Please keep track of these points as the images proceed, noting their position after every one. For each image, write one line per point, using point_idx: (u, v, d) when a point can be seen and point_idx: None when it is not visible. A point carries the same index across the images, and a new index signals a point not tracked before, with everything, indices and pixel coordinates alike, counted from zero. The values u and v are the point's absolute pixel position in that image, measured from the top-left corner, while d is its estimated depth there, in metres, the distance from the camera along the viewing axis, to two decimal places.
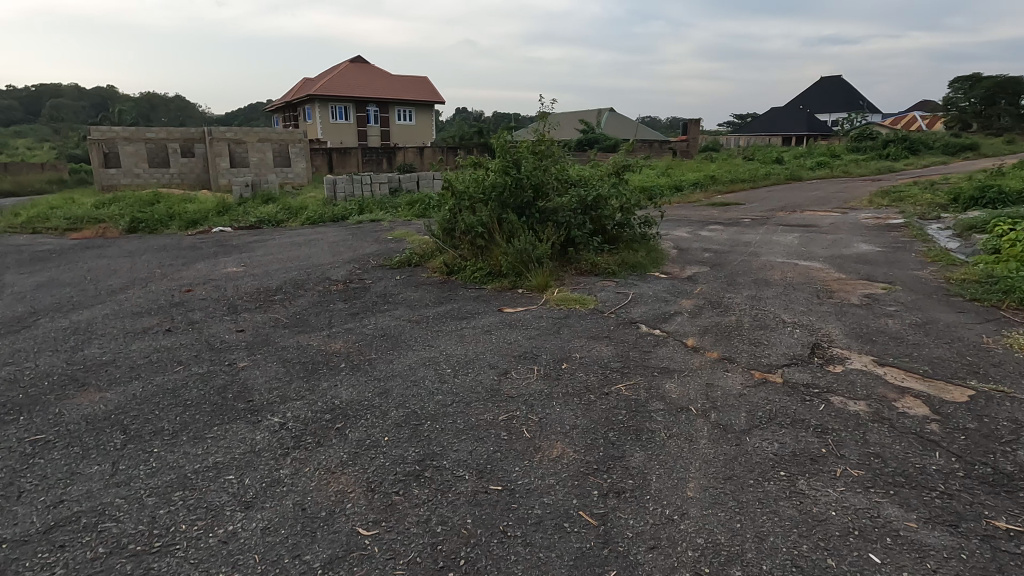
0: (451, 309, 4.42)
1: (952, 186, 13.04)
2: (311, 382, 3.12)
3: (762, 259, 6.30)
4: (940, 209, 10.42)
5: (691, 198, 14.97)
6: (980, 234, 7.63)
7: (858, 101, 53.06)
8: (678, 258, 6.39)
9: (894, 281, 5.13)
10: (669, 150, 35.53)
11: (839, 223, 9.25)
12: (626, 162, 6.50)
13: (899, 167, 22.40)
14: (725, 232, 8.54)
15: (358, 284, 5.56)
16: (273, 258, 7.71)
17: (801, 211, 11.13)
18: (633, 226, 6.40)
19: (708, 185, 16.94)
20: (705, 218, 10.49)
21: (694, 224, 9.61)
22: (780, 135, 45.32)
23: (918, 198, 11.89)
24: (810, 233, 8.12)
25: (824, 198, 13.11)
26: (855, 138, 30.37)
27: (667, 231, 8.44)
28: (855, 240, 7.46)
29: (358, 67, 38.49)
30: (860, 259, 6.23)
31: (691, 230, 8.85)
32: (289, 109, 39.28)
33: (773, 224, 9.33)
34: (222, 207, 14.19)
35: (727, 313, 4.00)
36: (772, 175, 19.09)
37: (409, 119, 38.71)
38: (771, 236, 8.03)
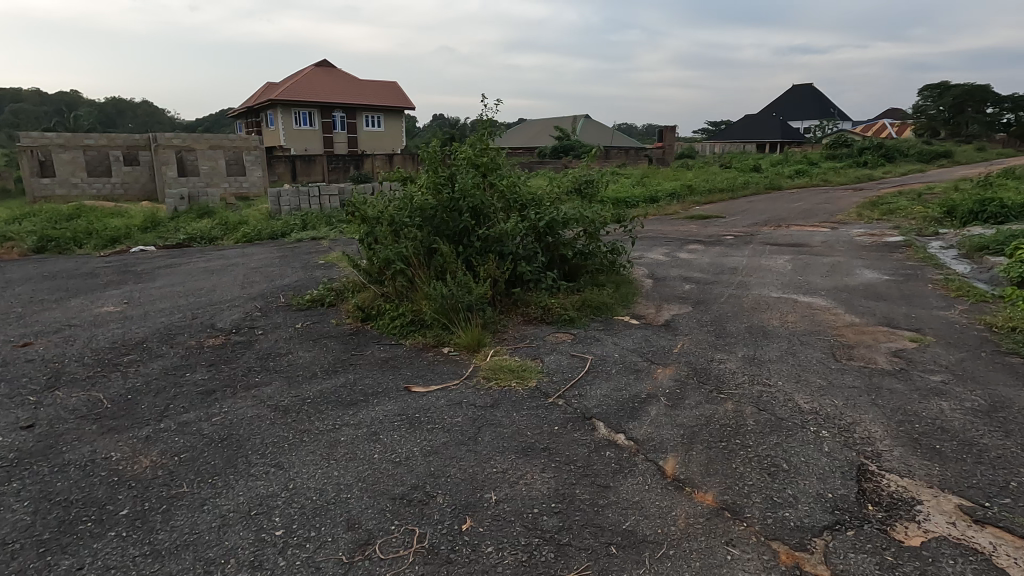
0: (342, 385, 3.21)
1: (941, 197, 12.31)
2: (46, 559, 1.87)
3: (753, 293, 5.24)
4: (936, 224, 9.56)
5: (668, 209, 14.01)
6: (993, 257, 6.71)
7: (830, 109, 53.47)
8: (652, 293, 5.29)
9: (921, 329, 4.11)
10: (644, 158, 34.90)
11: (831, 241, 8.30)
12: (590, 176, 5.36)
13: (878, 175, 21.87)
14: (706, 254, 7.49)
15: (245, 336, 4.33)
16: (171, 291, 6.38)
17: (786, 226, 10.19)
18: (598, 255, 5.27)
19: (687, 196, 15.97)
20: (683, 236, 9.47)
21: (671, 243, 8.57)
22: (755, 143, 45.14)
23: (909, 211, 11.06)
24: (802, 256, 7.12)
25: (808, 211, 12.23)
26: (830, 146, 30.08)
27: (640, 254, 7.37)
28: (856, 264, 6.48)
29: (324, 72, 37.07)
30: (868, 292, 5.22)
31: (668, 251, 7.79)
32: (252, 115, 37.58)
33: (758, 243, 8.33)
34: (151, 222, 12.73)
35: (717, 394, 2.87)
36: (752, 184, 18.28)
37: (378, 125, 37.41)
38: (759, 259, 7.01)
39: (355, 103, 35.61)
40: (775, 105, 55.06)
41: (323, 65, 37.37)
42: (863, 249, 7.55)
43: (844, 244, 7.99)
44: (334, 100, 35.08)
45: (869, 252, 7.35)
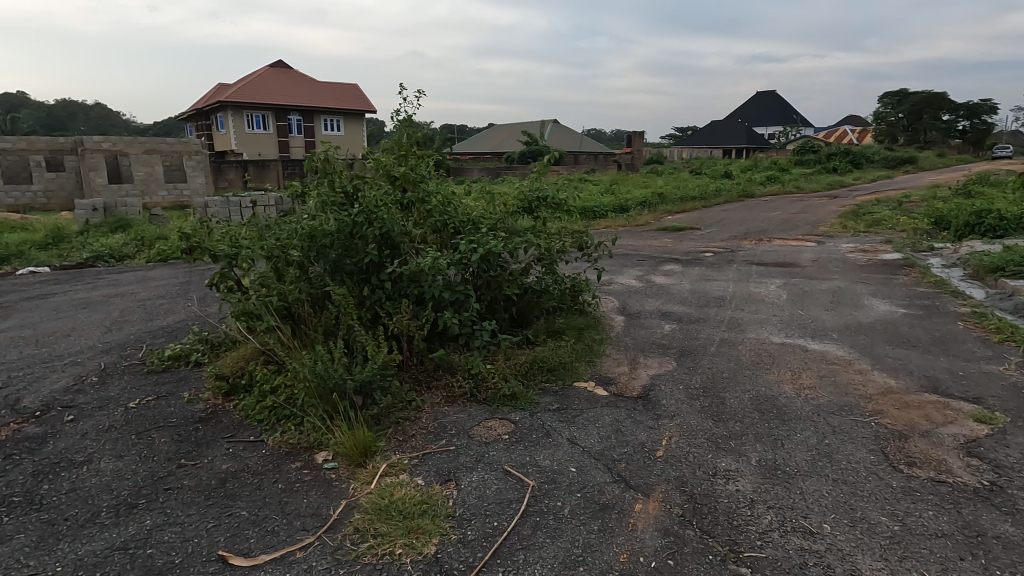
0: (123, 547, 1.95)
1: (924, 206, 11.66)
2: None
3: (750, 338, 4.18)
4: (929, 237, 8.77)
5: (639, 220, 13.05)
6: (1011, 281, 5.84)
7: (793, 116, 54.11)
8: (623, 339, 4.17)
9: (981, 397, 3.08)
10: (614, 163, 34.21)
11: (822, 259, 7.37)
12: (547, 190, 4.18)
13: (849, 181, 21.43)
14: (685, 279, 6.44)
15: (45, 425, 2.98)
16: (13, 336, 4.95)
17: (768, 240, 9.26)
18: (554, 291, 4.11)
19: (658, 205, 15.04)
20: (656, 253, 8.45)
21: (644, 263, 7.52)
22: (722, 149, 45.04)
23: (894, 222, 10.29)
24: (796, 280, 6.14)
25: (787, 221, 11.39)
26: (798, 151, 29.86)
27: (608, 280, 6.29)
28: (861, 292, 5.52)
29: (280, 73, 35.34)
30: (889, 334, 4.22)
31: (640, 274, 6.72)
32: (202, 117, 35.45)
33: (742, 262, 7.34)
34: (54, 237, 11.08)
35: (735, 572, 1.73)
36: (724, 192, 17.52)
37: (338, 129, 35.84)
38: (747, 285, 5.99)
39: (313, 106, 33.97)
40: (741, 111, 55.34)
41: (278, 65, 35.63)
42: (861, 270, 6.61)
43: (838, 263, 7.07)
44: (291, 102, 33.38)
45: (870, 273, 6.41)
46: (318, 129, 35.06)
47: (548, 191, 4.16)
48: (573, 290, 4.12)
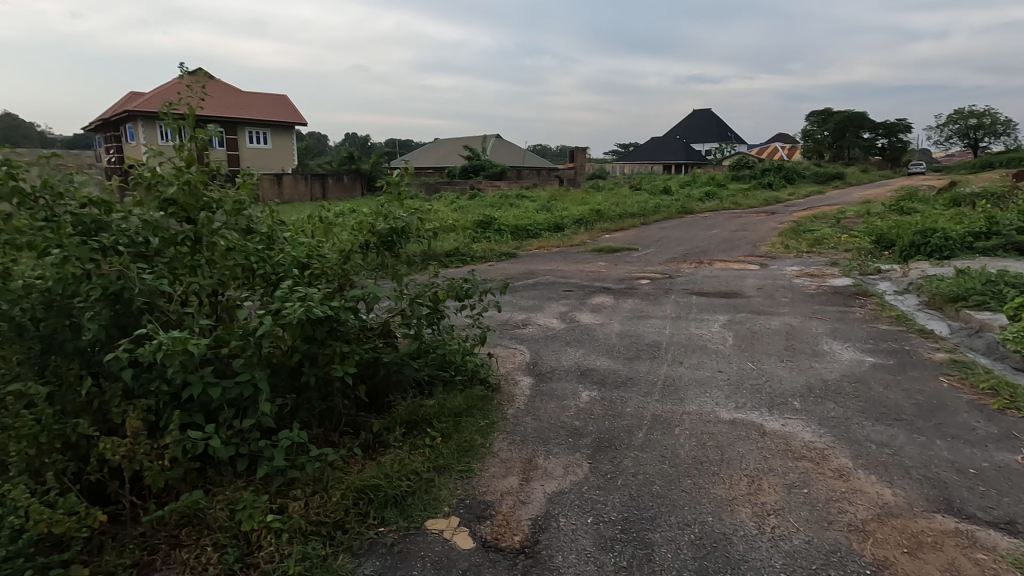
0: None
1: (861, 224, 11.33)
2: None
3: (691, 411, 3.15)
4: (873, 258, 8.22)
5: (574, 239, 12.17)
6: (977, 311, 5.14)
7: (728, 133, 55.73)
8: (521, 419, 3.05)
9: (1015, 519, 2.13)
10: (556, 178, 33.73)
11: (767, 286, 6.57)
12: (408, 217, 3.07)
13: (783, 197, 21.49)
14: (615, 316, 5.44)
15: None
16: None
17: (708, 263, 8.49)
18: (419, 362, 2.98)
19: (595, 223, 14.23)
20: (587, 280, 7.47)
21: (572, 294, 6.50)
22: (662, 164, 45.58)
23: (836, 241, 9.75)
24: (742, 315, 5.25)
25: (727, 240, 10.76)
26: (734, 166, 30.24)
27: (523, 322, 5.21)
28: (816, 332, 4.67)
29: (199, 81, 32.95)
30: (863, 399, 3.28)
31: (564, 311, 5.68)
32: (111, 128, 32.54)
33: (682, 292, 6.43)
34: None
35: None
36: (663, 208, 16.96)
37: (265, 142, 33.81)
38: (688, 324, 5.04)
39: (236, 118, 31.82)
40: (678, 128, 56.54)
41: (197, 74, 33.27)
42: (812, 300, 5.81)
43: (784, 292, 6.27)
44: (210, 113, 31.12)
45: (823, 305, 5.59)
46: (242, 142, 32.90)
47: (412, 219, 3.06)
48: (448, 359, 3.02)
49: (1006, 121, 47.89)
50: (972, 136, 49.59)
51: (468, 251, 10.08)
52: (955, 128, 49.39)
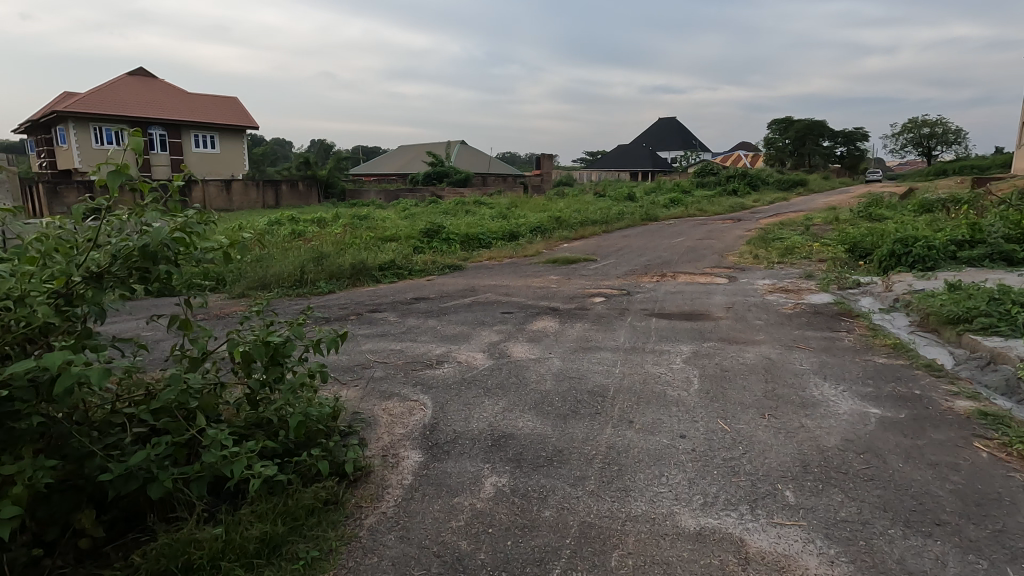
0: None
1: (832, 232, 10.69)
2: None
3: (638, 514, 2.14)
4: (850, 269, 7.45)
5: (528, 248, 11.20)
6: (984, 337, 4.31)
7: (692, 141, 56.01)
8: (381, 541, 1.97)
9: None
10: (520, 185, 32.95)
11: (738, 306, 5.66)
12: (158, 236, 1.84)
13: (749, 203, 21.02)
14: (556, 347, 4.43)
15: None
16: None
17: (671, 276, 7.58)
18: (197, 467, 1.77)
19: (553, 231, 13.28)
20: (532, 297, 6.47)
21: (511, 316, 5.47)
22: (628, 171, 45.28)
23: (808, 251, 8.99)
24: (709, 345, 4.30)
25: (691, 250, 9.93)
26: (698, 173, 29.94)
27: (440, 359, 4.12)
28: (799, 368, 3.74)
29: (140, 81, 31.00)
30: (880, 485, 2.31)
31: (495, 340, 4.64)
32: (42, 130, 30.28)
33: (640, 313, 5.46)
34: None
35: None
36: (627, 215, 16.16)
37: (213, 147, 32.03)
38: (644, 359, 4.04)
39: (180, 120, 30.00)
40: (644, 135, 56.52)
41: (138, 73, 31.31)
42: (791, 324, 4.90)
43: (757, 312, 5.37)
44: (151, 115, 29.24)
45: (804, 330, 4.67)
46: (188, 147, 31.04)
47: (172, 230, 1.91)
48: (253, 474, 1.80)
49: (958, 130, 49.28)
50: (926, 145, 50.89)
51: (407, 264, 8.99)
52: (910, 137, 50.66)
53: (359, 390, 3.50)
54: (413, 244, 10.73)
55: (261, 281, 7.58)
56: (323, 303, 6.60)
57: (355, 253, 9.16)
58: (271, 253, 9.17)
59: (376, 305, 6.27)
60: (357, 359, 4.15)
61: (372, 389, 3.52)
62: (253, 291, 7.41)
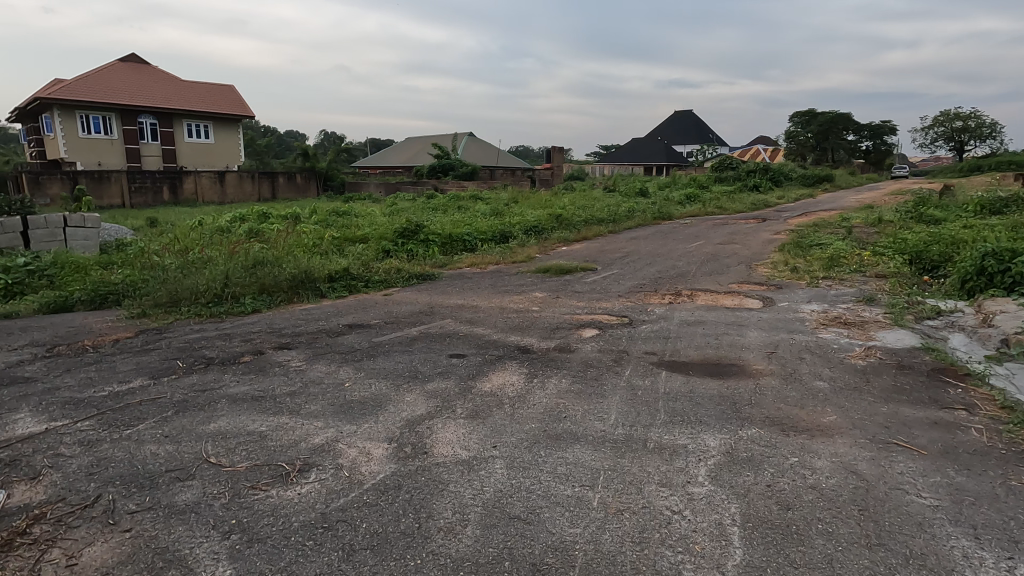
0: None
1: (883, 238, 8.91)
2: None
3: None
4: (923, 292, 5.75)
5: (519, 252, 9.60)
6: None
7: (710, 135, 53.72)
8: None
9: None
10: (527, 179, 31.21)
11: (782, 351, 4.01)
12: None
13: (773, 201, 19.18)
14: (507, 431, 2.84)
15: None
16: None
17: (688, 296, 5.94)
18: None
19: (551, 232, 11.61)
20: (502, 327, 4.87)
21: (460, 364, 3.86)
22: (642, 165, 43.22)
23: (858, 262, 7.27)
24: (752, 438, 2.69)
25: (713, 258, 8.24)
26: (717, 167, 27.95)
27: (309, 459, 2.53)
28: (922, 507, 2.11)
29: (131, 68, 29.81)
30: None
31: (421, 414, 3.06)
32: (31, 118, 29.20)
33: (643, 363, 3.83)
34: None
35: None
36: (637, 213, 14.46)
37: (206, 137, 30.77)
38: (644, 470, 2.42)
39: (171, 108, 28.74)
40: (659, 127, 54.41)
41: (130, 60, 30.13)
42: (870, 391, 3.23)
43: (813, 364, 3.71)
44: (141, 102, 27.97)
45: (897, 407, 3.02)
46: (180, 136, 29.73)
47: None
48: None
49: (993, 124, 46.52)
50: (959, 139, 48.23)
51: (365, 273, 7.43)
52: (942, 130, 48.02)
53: (118, 550, 1.93)
54: (382, 248, 9.15)
55: (171, 296, 6.04)
56: (232, 331, 5.05)
57: (305, 260, 7.63)
58: (206, 256, 7.63)
59: (291, 337, 4.70)
60: (179, 457, 2.58)
61: (144, 546, 1.95)
62: (159, 309, 5.87)
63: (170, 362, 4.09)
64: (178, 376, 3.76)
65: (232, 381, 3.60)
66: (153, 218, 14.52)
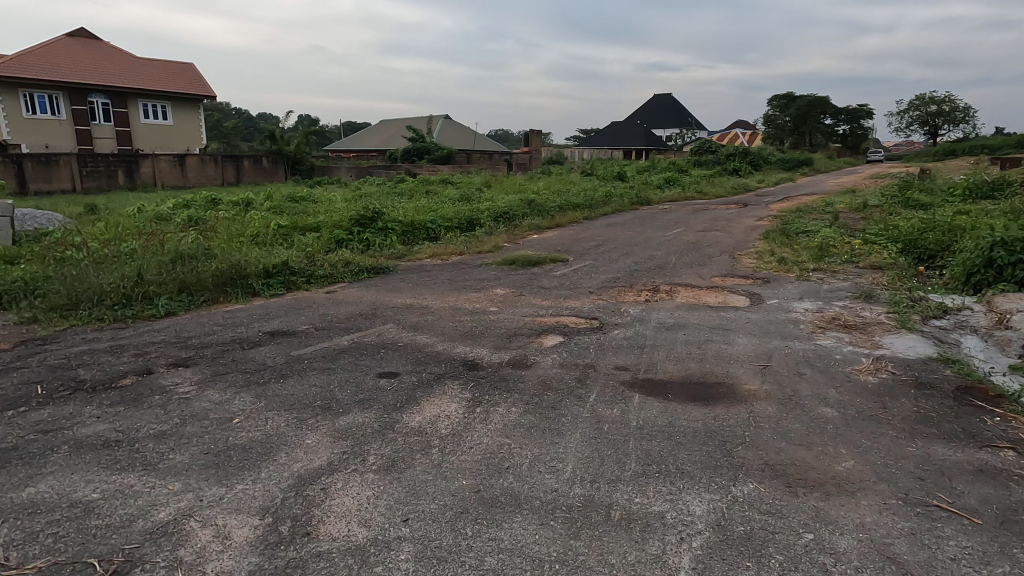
0: None
1: (871, 225, 8.38)
2: None
3: None
4: (926, 287, 5.18)
5: (486, 241, 8.86)
6: None
7: (688, 119, 53.24)
8: None
9: None
10: (503, 163, 30.28)
11: (776, 365, 3.37)
12: None
13: (753, 184, 18.69)
14: (429, 493, 2.13)
15: None
16: None
17: (666, 293, 5.27)
18: None
19: (522, 219, 10.87)
20: (449, 335, 4.13)
21: (389, 387, 3.14)
22: (621, 149, 42.51)
23: (849, 252, 6.69)
24: (751, 501, 2.02)
25: (693, 247, 7.61)
26: (695, 151, 27.40)
27: (138, 553, 1.79)
28: None
29: (80, 44, 27.99)
30: None
31: (321, 466, 2.33)
32: None
33: (612, 384, 3.15)
34: None
35: None
36: (614, 198, 13.79)
37: (164, 117, 29.14)
38: (607, 563, 1.73)
39: (124, 86, 27.08)
40: (638, 111, 53.66)
41: (78, 35, 28.29)
42: (890, 422, 2.61)
43: (815, 383, 3.07)
44: (91, 80, 26.27)
45: (927, 445, 2.39)
46: (135, 117, 28.08)
47: None
48: None
49: (966, 108, 46.84)
50: (932, 123, 48.55)
51: (307, 266, 6.62)
52: (916, 115, 48.22)
53: None
54: (335, 237, 8.30)
55: (71, 297, 5.16)
56: (130, 341, 4.24)
57: (240, 252, 6.78)
58: (126, 247, 6.72)
59: (196, 350, 3.91)
60: None
61: None
62: (54, 313, 5.00)
63: (29, 388, 3.27)
64: (28, 408, 2.97)
65: (91, 417, 2.82)
66: (93, 204, 13.38)
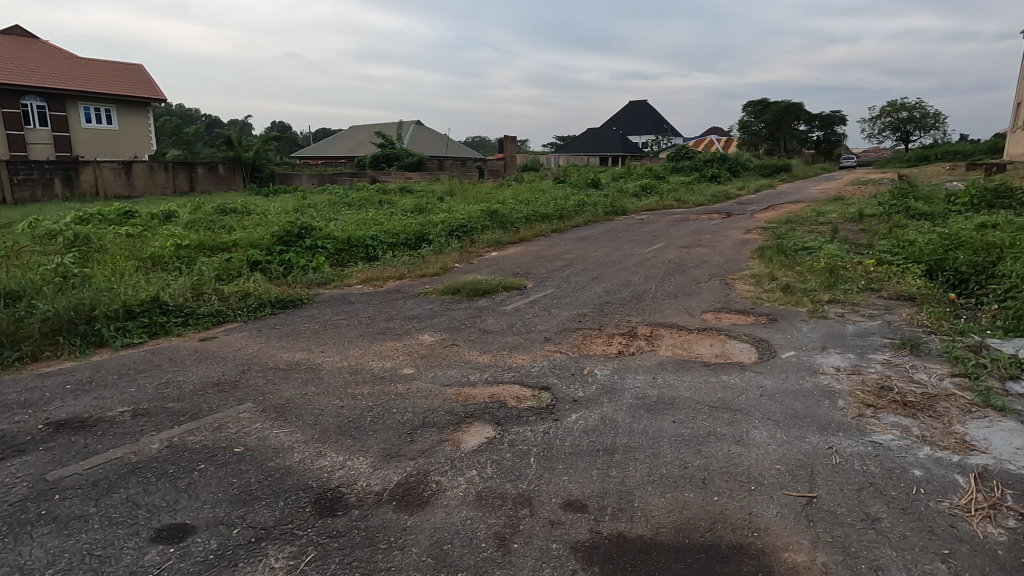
0: None
1: (879, 240, 7.22)
2: None
3: None
4: (981, 330, 3.96)
5: (433, 261, 7.48)
6: None
7: (664, 125, 52.65)
8: None
9: None
10: (474, 170, 28.89)
11: (827, 497, 2.06)
12: None
13: (734, 192, 17.65)
14: None
15: None
16: None
17: (646, 342, 3.95)
18: None
19: (482, 233, 9.52)
20: (324, 429, 2.74)
21: (157, 571, 1.75)
22: (597, 156, 41.49)
23: (865, 277, 5.50)
24: None
25: (677, 270, 6.33)
26: (672, 158, 26.41)
27: None
28: None
29: (13, 42, 25.89)
30: None
31: None
32: None
33: (556, 554, 1.81)
34: None
35: None
36: (586, 208, 12.51)
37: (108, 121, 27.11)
38: None
39: (62, 87, 25.03)
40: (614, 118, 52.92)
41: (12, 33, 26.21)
42: None
43: (908, 552, 1.77)
44: (23, 80, 24.17)
45: None
46: (75, 121, 26.03)
47: None
48: None
49: (936, 115, 47.13)
50: (904, 129, 48.75)
51: (188, 301, 5.14)
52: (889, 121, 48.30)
53: None
54: (247, 258, 6.84)
55: None
56: None
57: (106, 284, 5.27)
58: None
59: None
60: None
61: None
62: None
63: None
64: None
65: None
66: None
